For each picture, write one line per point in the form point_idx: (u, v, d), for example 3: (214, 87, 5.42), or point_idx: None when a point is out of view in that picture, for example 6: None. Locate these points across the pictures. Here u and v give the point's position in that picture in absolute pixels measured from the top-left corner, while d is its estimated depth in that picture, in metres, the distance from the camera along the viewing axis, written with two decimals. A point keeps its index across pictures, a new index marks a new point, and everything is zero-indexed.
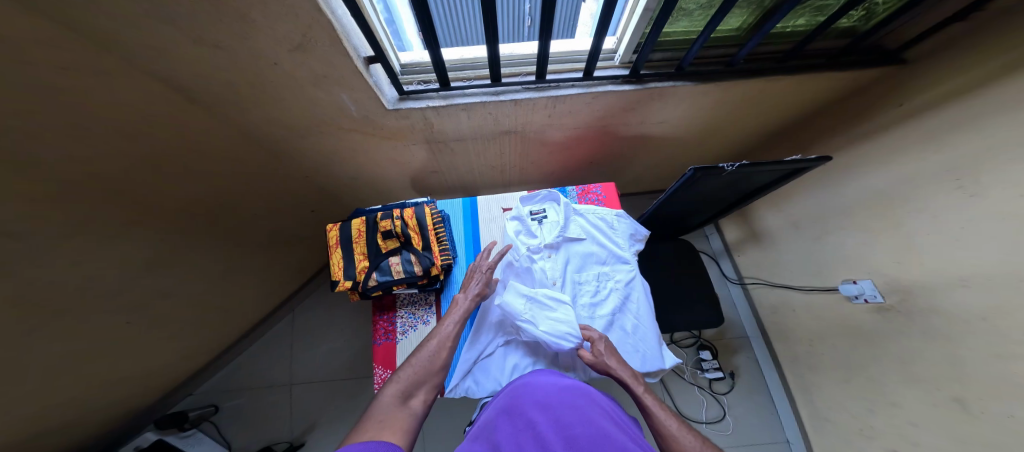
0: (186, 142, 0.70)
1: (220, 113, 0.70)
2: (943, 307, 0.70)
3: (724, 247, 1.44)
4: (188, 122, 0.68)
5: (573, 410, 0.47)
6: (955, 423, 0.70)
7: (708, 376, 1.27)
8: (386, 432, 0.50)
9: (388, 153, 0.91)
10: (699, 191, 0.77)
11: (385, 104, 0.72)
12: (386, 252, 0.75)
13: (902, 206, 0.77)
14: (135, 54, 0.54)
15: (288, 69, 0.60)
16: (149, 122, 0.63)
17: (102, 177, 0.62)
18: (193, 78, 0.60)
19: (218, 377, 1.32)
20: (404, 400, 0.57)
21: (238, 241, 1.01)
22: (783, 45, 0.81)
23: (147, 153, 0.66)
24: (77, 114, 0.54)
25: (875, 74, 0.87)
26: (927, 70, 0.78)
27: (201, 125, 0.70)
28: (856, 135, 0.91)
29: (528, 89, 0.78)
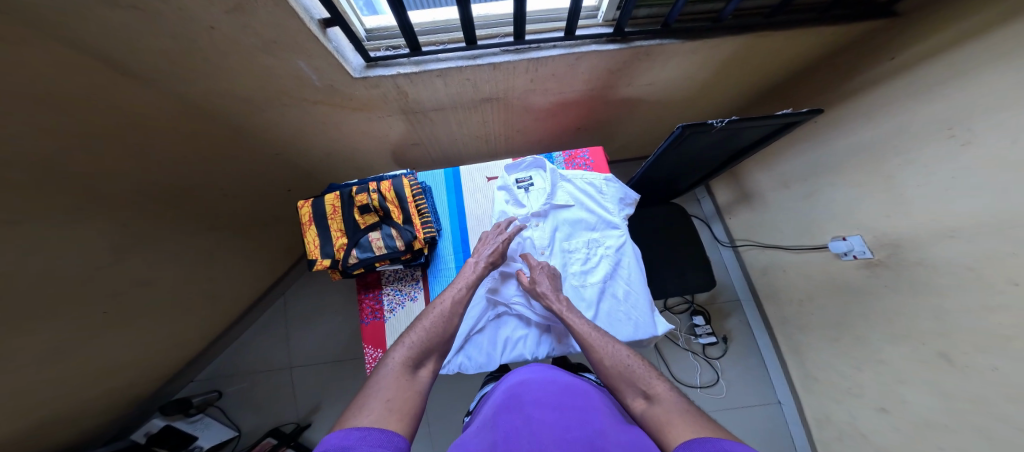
0: (135, 120, 0.66)
1: (168, 87, 0.65)
2: (931, 258, 0.71)
3: (716, 210, 1.43)
4: (134, 97, 0.63)
5: (574, 414, 0.45)
6: (936, 374, 0.72)
7: (701, 341, 1.30)
8: (392, 414, 0.47)
9: (363, 124, 0.87)
10: (688, 151, 0.75)
11: (351, 73, 0.68)
12: (365, 228, 0.74)
13: (891, 159, 0.76)
14: (59, 23, 0.49)
15: (229, 34, 0.55)
16: (90, 99, 0.58)
17: (47, 161, 0.59)
18: (134, 49, 0.55)
19: (217, 363, 1.33)
20: (415, 369, 0.56)
21: (210, 224, 0.99)
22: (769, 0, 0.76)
23: (93, 132, 0.62)
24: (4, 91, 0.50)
25: (868, 28, 0.83)
26: (925, 17, 0.74)
27: (149, 101, 0.65)
28: (846, 90, 0.88)
29: (506, 52, 0.73)
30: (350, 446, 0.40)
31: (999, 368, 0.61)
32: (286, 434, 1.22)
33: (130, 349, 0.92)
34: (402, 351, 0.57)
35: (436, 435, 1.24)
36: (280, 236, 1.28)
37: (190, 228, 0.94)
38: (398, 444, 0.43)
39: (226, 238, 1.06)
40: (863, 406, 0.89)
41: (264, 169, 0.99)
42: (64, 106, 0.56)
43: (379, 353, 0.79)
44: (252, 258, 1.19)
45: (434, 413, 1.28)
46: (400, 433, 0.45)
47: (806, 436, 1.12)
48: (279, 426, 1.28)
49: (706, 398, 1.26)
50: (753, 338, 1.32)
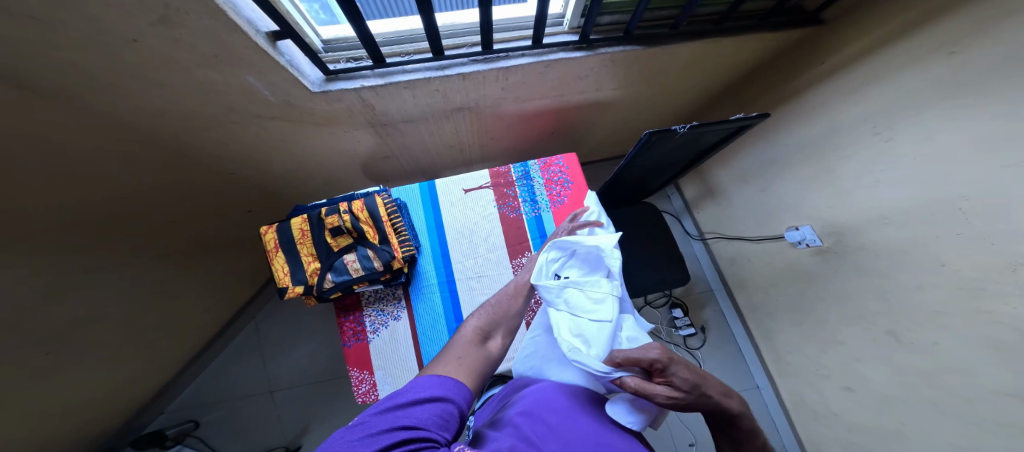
0: (63, 148, 0.59)
1: (97, 109, 0.58)
2: (871, 243, 0.77)
3: (684, 205, 1.50)
4: (58, 124, 0.56)
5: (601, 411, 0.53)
6: (888, 350, 0.78)
7: (682, 333, 1.36)
8: (462, 368, 0.49)
9: (328, 138, 0.83)
10: (658, 153, 0.76)
11: (309, 87, 0.64)
12: (339, 250, 0.71)
13: (830, 153, 0.83)
14: None
15: (166, 49, 0.50)
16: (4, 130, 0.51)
17: None
18: (56, 70, 0.49)
19: (189, 393, 1.23)
20: (483, 341, 0.56)
21: (158, 253, 0.90)
22: (719, 8, 0.80)
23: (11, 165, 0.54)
24: None
25: (803, 34, 0.90)
26: (851, 24, 0.80)
27: (77, 127, 0.58)
28: (790, 90, 0.94)
29: (475, 62, 0.73)
30: (420, 387, 0.44)
31: (937, 342, 0.68)
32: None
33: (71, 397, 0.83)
34: (472, 324, 0.58)
35: None
36: (242, 258, 1.20)
37: (138, 260, 0.85)
38: (464, 392, 0.46)
39: (181, 266, 0.97)
40: (831, 386, 0.96)
41: (222, 189, 0.93)
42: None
43: (364, 375, 0.75)
44: (211, 285, 1.10)
45: None
46: (470, 386, 0.48)
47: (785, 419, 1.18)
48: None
49: None
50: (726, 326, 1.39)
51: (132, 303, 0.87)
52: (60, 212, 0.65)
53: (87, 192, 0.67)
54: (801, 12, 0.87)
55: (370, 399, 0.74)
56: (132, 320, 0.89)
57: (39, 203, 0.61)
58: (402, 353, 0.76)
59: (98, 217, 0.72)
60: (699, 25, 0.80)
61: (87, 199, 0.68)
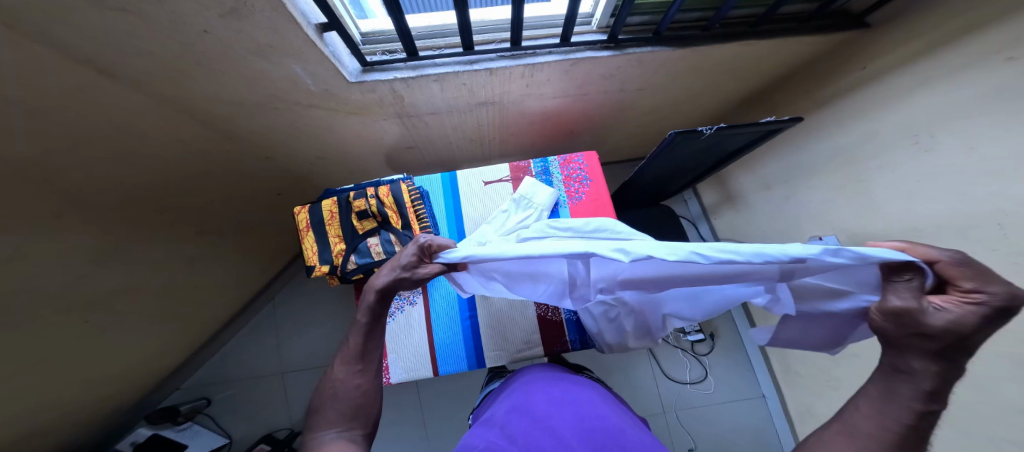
0: (126, 127, 0.63)
1: (157, 93, 0.63)
2: None
3: (702, 211, 1.48)
4: (124, 104, 0.60)
5: (589, 405, 0.53)
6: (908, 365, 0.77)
7: (690, 338, 1.33)
8: None
9: (356, 127, 0.86)
10: (680, 156, 0.76)
11: (346, 77, 0.67)
12: (363, 233, 0.74)
13: (862, 162, 0.81)
14: (57, 33, 0.46)
15: (225, 38, 0.53)
16: (77, 107, 0.55)
17: (35, 169, 0.56)
18: (121, 57, 0.53)
19: (202, 373, 1.29)
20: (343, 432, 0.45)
21: (195, 230, 0.96)
22: (756, 9, 0.80)
23: (82, 141, 0.59)
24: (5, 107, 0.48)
25: (843, 38, 0.87)
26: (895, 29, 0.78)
27: (140, 107, 0.63)
28: (824, 96, 0.92)
29: (503, 58, 0.74)
30: None
31: None
32: (280, 441, 1.19)
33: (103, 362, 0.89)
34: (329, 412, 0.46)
35: (434, 440, 1.24)
36: (268, 239, 1.25)
37: (176, 235, 0.91)
38: None
39: (213, 243, 1.03)
40: (840, 398, 0.95)
41: (256, 173, 0.97)
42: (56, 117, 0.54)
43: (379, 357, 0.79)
44: (239, 262, 1.16)
45: (433, 415, 1.28)
46: None
47: (789, 430, 1.19)
48: (271, 433, 1.25)
49: (695, 394, 1.31)
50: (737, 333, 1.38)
51: (166, 277, 0.93)
52: (110, 189, 0.70)
53: (138, 171, 0.72)
54: (844, 15, 0.85)
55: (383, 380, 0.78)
56: (163, 294, 0.95)
57: (100, 177, 0.66)
58: (416, 336, 0.79)
59: (144, 196, 0.77)
60: (731, 28, 0.80)
61: (137, 178, 0.73)
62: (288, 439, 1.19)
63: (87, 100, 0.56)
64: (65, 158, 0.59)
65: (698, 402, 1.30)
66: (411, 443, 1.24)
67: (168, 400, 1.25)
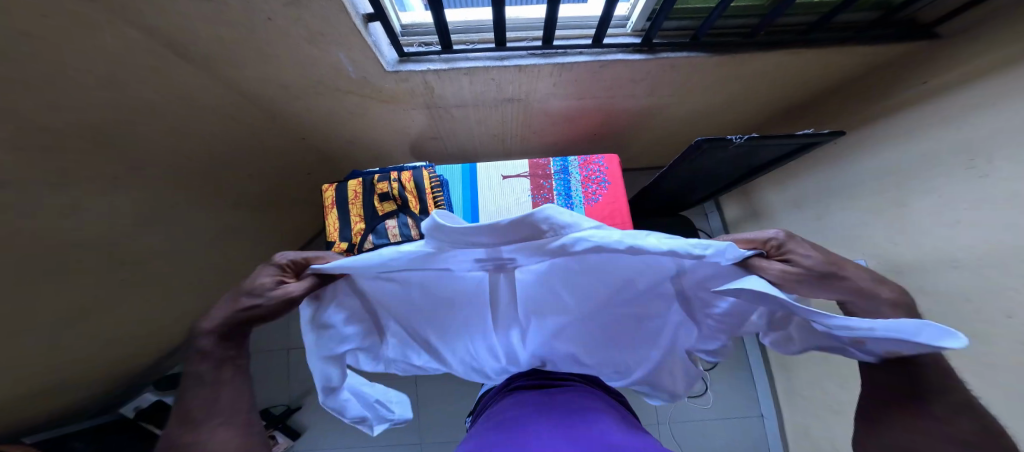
0: (185, 103, 0.68)
1: (212, 72, 0.67)
2: (928, 285, 0.76)
3: (721, 226, 1.53)
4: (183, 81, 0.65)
5: (579, 413, 0.47)
6: None
7: None
8: None
9: (387, 116, 0.89)
10: (705, 164, 0.74)
11: (384, 66, 0.70)
12: (383, 215, 0.76)
13: (909, 185, 0.78)
14: (133, 11, 0.50)
15: (283, 25, 0.57)
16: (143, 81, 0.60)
17: (105, 135, 0.62)
18: (186, 37, 0.57)
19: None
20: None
21: (233, 204, 1.02)
22: (810, 16, 0.77)
23: (145, 113, 0.64)
24: (87, 78, 0.53)
25: (903, 49, 0.83)
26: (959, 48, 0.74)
27: (197, 85, 0.67)
28: (870, 115, 0.89)
29: (533, 55, 0.75)
30: None
31: (973, 388, 0.69)
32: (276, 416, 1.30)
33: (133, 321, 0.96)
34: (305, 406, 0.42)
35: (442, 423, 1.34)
36: (295, 217, 1.31)
37: (217, 208, 0.97)
38: None
39: (247, 217, 1.10)
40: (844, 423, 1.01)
41: (292, 154, 1.02)
42: (125, 89, 0.59)
43: None
44: (266, 237, 1.22)
45: (429, 398, 1.38)
46: None
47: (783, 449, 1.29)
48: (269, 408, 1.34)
49: (693, 407, 1.40)
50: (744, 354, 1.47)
51: (201, 247, 0.99)
52: (163, 161, 0.76)
53: (186, 148, 0.77)
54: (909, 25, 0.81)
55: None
56: (194, 263, 1.01)
57: (157, 148, 0.72)
58: None
59: (190, 171, 0.83)
60: (778, 35, 0.77)
61: (185, 154, 0.78)
62: (283, 416, 1.29)
63: (153, 76, 0.60)
64: (127, 129, 0.64)
65: (696, 415, 1.39)
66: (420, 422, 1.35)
67: (179, 366, 1.33)
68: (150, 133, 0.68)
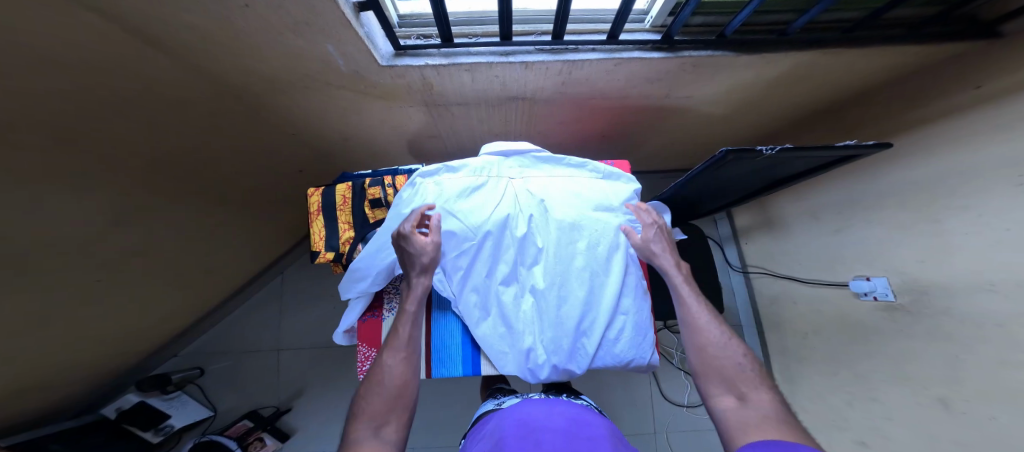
0: (161, 98, 0.63)
1: (191, 63, 0.60)
2: (959, 308, 0.72)
3: (732, 233, 1.49)
4: (157, 74, 0.59)
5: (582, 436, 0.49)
6: (931, 417, 0.78)
7: None
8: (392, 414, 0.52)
9: (382, 113, 0.83)
10: (726, 174, 0.68)
11: (378, 60, 0.64)
12: (373, 222, 0.71)
13: (944, 201, 0.72)
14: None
15: (263, 13, 0.50)
16: (112, 75, 0.54)
17: (72, 132, 0.57)
18: (155, 25, 0.51)
19: (200, 342, 1.37)
20: (376, 430, 0.50)
21: (222, 202, 0.98)
22: (854, 14, 0.70)
23: (117, 107, 0.59)
24: (41, 73, 0.47)
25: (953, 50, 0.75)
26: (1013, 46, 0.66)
27: (175, 78, 0.61)
28: (905, 123, 0.82)
29: (541, 51, 0.69)
30: None
31: (993, 418, 0.66)
32: (264, 418, 1.28)
33: (111, 322, 0.93)
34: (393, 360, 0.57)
35: (442, 425, 1.33)
36: (288, 214, 1.27)
37: (205, 206, 0.94)
38: None
39: (236, 215, 1.05)
40: (846, 439, 1.02)
41: (288, 151, 0.97)
42: (92, 83, 0.53)
43: (371, 352, 0.74)
44: (255, 234, 1.18)
45: (422, 405, 1.36)
46: None
47: None
48: (257, 409, 1.34)
49: (689, 417, 1.41)
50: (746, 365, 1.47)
51: (186, 245, 0.95)
52: (142, 158, 0.71)
53: (165, 144, 0.72)
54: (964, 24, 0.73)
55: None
56: (179, 264, 0.98)
57: (134, 144, 0.67)
58: None
59: (172, 169, 0.78)
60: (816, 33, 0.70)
61: (163, 151, 0.73)
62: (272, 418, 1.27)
63: (123, 70, 0.55)
64: (97, 126, 0.59)
65: (693, 426, 1.41)
66: (420, 425, 1.34)
67: (163, 366, 1.33)
68: (123, 128, 0.63)
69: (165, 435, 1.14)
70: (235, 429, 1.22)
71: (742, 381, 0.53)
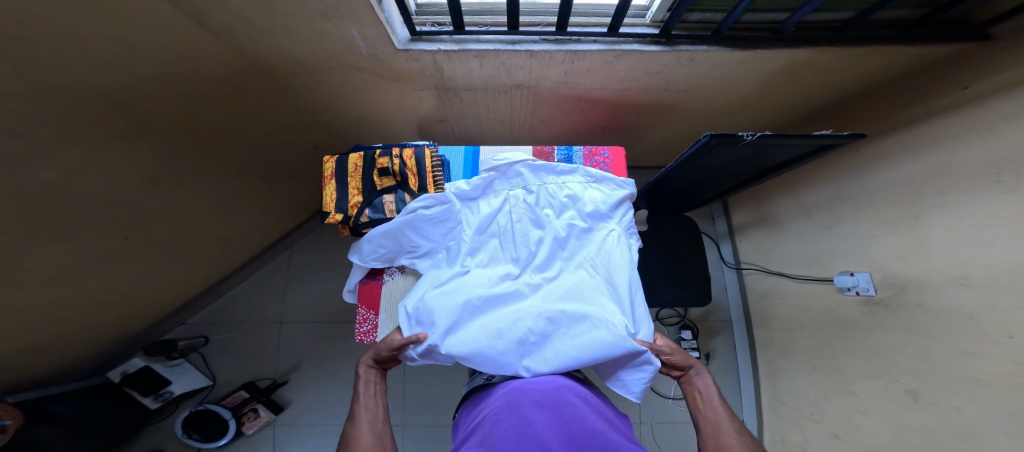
0: (196, 71, 0.68)
1: (228, 38, 0.65)
2: (933, 303, 0.76)
3: (728, 230, 1.53)
4: (199, 48, 0.64)
5: (572, 410, 0.50)
6: (903, 408, 0.82)
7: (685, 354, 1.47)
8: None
9: (395, 95, 0.88)
10: (714, 161, 0.71)
11: (394, 43, 0.69)
12: (381, 189, 0.76)
13: (928, 198, 0.75)
14: None
15: None
16: (157, 48, 0.59)
17: (114, 97, 0.62)
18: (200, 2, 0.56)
19: (206, 312, 1.43)
20: None
21: (239, 178, 1.04)
22: (845, 15, 0.74)
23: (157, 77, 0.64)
24: (97, 40, 0.52)
25: (944, 55, 0.79)
26: (998, 54, 0.70)
27: (212, 53, 0.66)
28: (894, 125, 0.86)
29: (546, 41, 0.74)
30: None
31: (961, 408, 0.70)
32: (260, 390, 1.35)
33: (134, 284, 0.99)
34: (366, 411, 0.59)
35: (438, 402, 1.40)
36: (299, 193, 1.33)
37: (224, 179, 0.99)
38: None
39: (250, 191, 1.11)
40: (822, 430, 1.07)
41: (303, 129, 1.03)
42: (140, 53, 0.58)
43: (371, 315, 0.81)
44: (267, 210, 1.24)
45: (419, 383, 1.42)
46: None
47: None
48: (254, 380, 1.40)
49: (674, 408, 1.47)
50: (733, 360, 1.51)
51: (205, 216, 1.01)
52: (172, 127, 0.76)
53: (194, 115, 0.77)
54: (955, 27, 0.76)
55: (369, 338, 0.80)
56: (196, 234, 1.04)
57: (168, 113, 0.72)
58: None
59: (198, 140, 0.84)
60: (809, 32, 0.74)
61: (193, 122, 0.79)
62: (267, 390, 1.34)
63: (168, 43, 0.60)
64: (138, 94, 0.65)
65: (677, 417, 1.46)
66: (416, 402, 1.40)
67: (171, 332, 1.40)
68: (159, 97, 0.68)
69: (163, 401, 1.21)
70: (232, 398, 1.30)
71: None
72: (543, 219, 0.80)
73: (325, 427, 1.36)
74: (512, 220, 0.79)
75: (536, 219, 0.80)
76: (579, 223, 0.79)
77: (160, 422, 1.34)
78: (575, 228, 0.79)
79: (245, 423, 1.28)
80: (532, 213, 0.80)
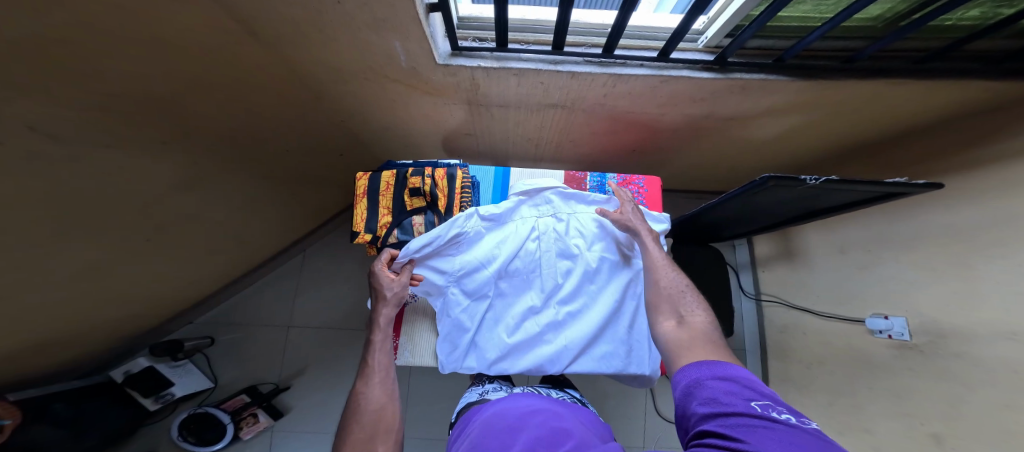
0: (235, 81, 0.65)
1: (271, 48, 0.62)
2: (972, 352, 0.72)
3: (750, 260, 1.49)
4: (240, 57, 0.61)
5: (565, 434, 0.46)
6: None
7: None
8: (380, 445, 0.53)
9: (427, 108, 0.86)
10: (763, 199, 0.68)
11: (435, 58, 0.66)
12: (410, 210, 0.73)
13: (983, 247, 0.71)
14: None
15: (350, 10, 0.53)
16: (198, 58, 0.57)
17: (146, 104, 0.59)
18: (245, 13, 0.53)
19: (214, 312, 1.40)
20: None
21: (260, 184, 1.01)
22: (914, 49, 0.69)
23: (194, 85, 0.61)
24: (136, 49, 0.49)
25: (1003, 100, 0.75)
26: None
27: (253, 63, 0.64)
28: (949, 169, 0.82)
29: (589, 63, 0.71)
30: None
31: None
32: (262, 395, 1.31)
33: (144, 284, 0.96)
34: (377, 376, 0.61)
35: (438, 419, 1.36)
36: (318, 198, 1.30)
37: (246, 184, 0.97)
38: None
39: (269, 196, 1.08)
40: None
41: (329, 137, 1.00)
42: (180, 63, 0.56)
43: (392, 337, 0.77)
44: (284, 215, 1.22)
45: (421, 396, 1.38)
46: None
47: None
48: (257, 384, 1.36)
49: (681, 434, 1.42)
50: None
51: (223, 219, 0.99)
52: (201, 134, 0.73)
53: (225, 122, 0.74)
54: None
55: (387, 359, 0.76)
56: (211, 236, 1.01)
57: (200, 120, 0.70)
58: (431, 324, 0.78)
59: (224, 147, 0.81)
60: (877, 64, 0.70)
61: (227, 129, 0.77)
62: (268, 395, 1.30)
63: (213, 54, 0.57)
64: (172, 102, 0.62)
65: None
66: (417, 417, 1.36)
67: (178, 332, 1.37)
68: (200, 107, 0.66)
69: (163, 403, 1.17)
70: (232, 402, 1.27)
71: (682, 308, 0.55)
72: (573, 249, 0.76)
73: (320, 437, 1.32)
74: (539, 249, 0.75)
75: (564, 249, 0.76)
76: (606, 256, 0.76)
77: (156, 424, 1.30)
78: (604, 260, 0.76)
79: (243, 428, 1.25)
80: (560, 242, 0.76)
